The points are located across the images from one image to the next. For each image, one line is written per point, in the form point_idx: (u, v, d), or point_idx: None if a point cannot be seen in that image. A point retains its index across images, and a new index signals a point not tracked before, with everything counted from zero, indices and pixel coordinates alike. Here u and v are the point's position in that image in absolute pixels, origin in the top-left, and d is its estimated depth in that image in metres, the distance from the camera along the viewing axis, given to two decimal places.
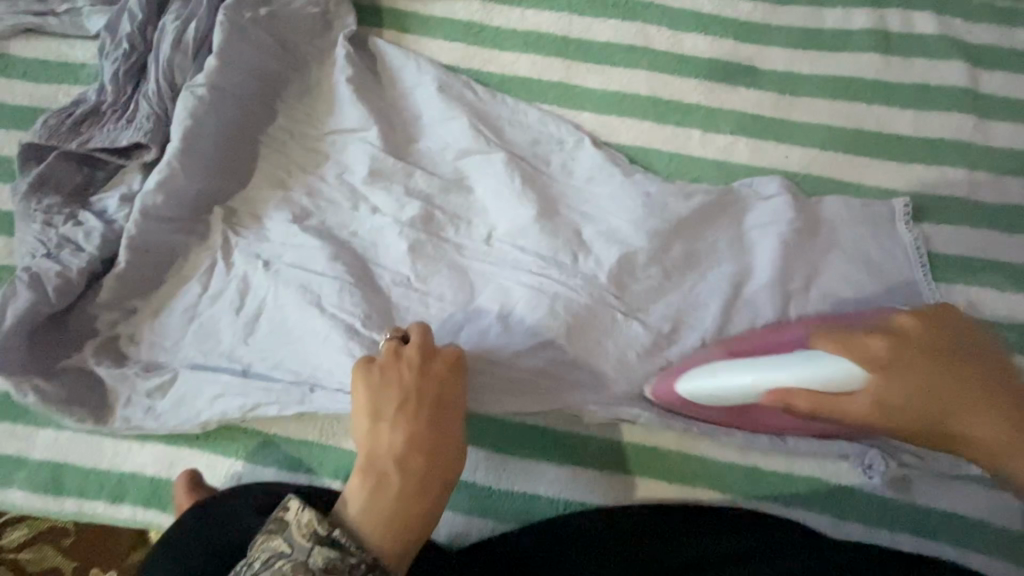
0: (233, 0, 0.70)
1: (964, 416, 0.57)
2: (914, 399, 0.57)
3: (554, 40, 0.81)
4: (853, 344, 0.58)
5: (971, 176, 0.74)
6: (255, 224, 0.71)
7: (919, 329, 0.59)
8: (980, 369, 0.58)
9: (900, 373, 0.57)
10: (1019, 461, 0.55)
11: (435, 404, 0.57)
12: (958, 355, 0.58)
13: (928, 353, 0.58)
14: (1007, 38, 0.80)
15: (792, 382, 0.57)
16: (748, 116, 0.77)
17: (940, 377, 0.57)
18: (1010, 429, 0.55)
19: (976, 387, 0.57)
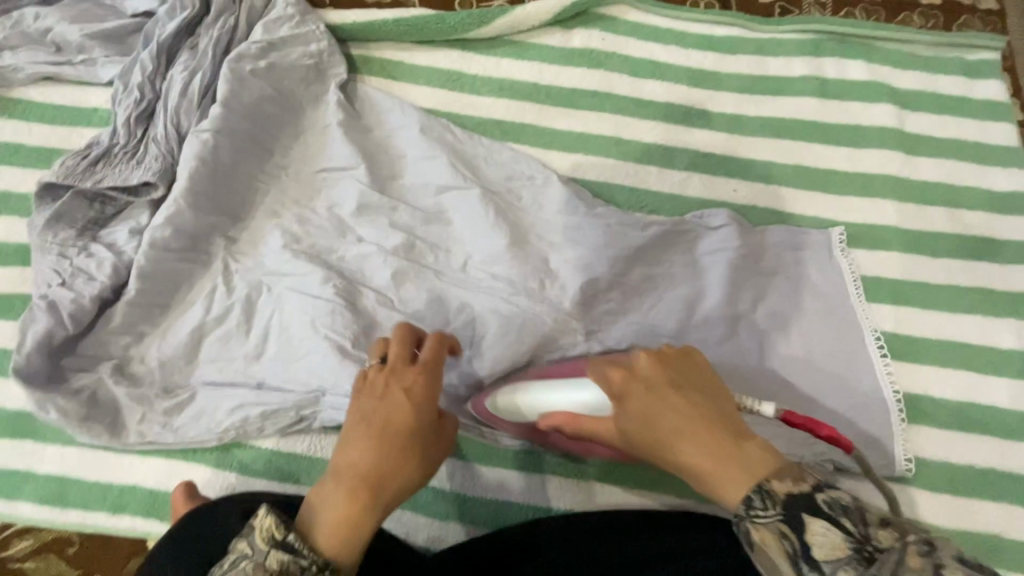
0: (235, 54, 0.78)
1: (678, 445, 0.51)
2: (638, 426, 0.54)
3: (525, 87, 0.90)
4: (607, 378, 0.57)
5: (900, 206, 0.83)
6: (252, 253, 0.77)
7: (656, 369, 0.56)
8: (691, 399, 0.53)
9: (632, 406, 0.54)
10: (720, 484, 0.49)
11: (395, 420, 0.54)
12: (692, 389, 0.54)
13: (654, 389, 0.54)
14: (930, 83, 0.90)
15: (569, 405, 0.62)
16: (701, 154, 0.86)
17: (654, 408, 0.53)
18: (713, 455, 0.50)
19: (680, 417, 0.52)
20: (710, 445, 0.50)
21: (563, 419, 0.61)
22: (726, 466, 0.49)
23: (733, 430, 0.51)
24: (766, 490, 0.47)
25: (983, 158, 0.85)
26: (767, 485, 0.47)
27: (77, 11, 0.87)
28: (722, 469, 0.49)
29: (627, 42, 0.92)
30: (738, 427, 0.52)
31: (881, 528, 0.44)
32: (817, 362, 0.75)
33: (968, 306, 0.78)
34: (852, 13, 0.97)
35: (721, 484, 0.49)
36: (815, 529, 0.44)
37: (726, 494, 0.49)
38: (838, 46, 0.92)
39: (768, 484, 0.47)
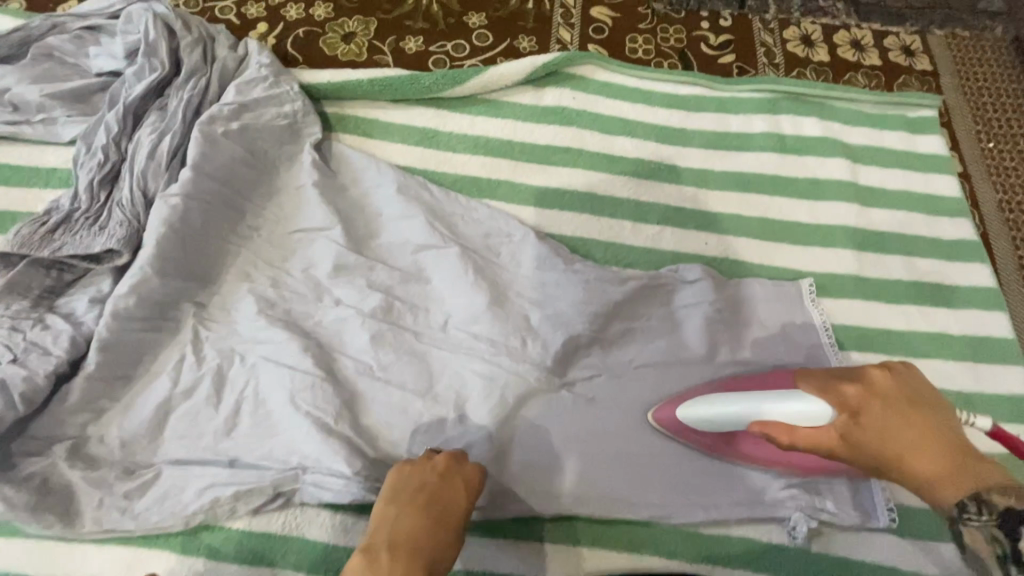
0: (206, 117, 0.77)
1: (916, 457, 0.56)
2: (884, 441, 0.57)
3: (500, 144, 0.91)
4: (839, 393, 0.60)
5: (860, 255, 0.87)
6: (224, 319, 0.75)
7: (887, 382, 0.59)
8: (937, 417, 0.57)
9: (867, 420, 0.58)
10: (950, 495, 0.54)
11: (440, 507, 0.60)
12: (909, 408, 0.58)
13: (895, 404, 0.58)
14: (877, 138, 0.96)
15: (780, 413, 0.62)
16: (672, 208, 0.89)
17: (891, 425, 0.57)
18: (950, 467, 0.55)
19: (916, 432, 0.56)
20: (945, 458, 0.55)
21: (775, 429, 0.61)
22: (960, 480, 0.54)
23: (960, 445, 0.56)
24: (982, 500, 0.52)
25: (930, 208, 0.91)
26: (985, 497, 0.52)
27: (37, 70, 0.85)
28: (951, 474, 0.54)
29: (596, 101, 0.96)
30: (964, 440, 0.56)
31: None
32: None
33: (929, 350, 0.82)
34: (803, 73, 1.04)
35: (949, 493, 0.54)
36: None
37: (948, 498, 0.54)
38: (793, 104, 0.97)
39: (986, 496, 0.52)
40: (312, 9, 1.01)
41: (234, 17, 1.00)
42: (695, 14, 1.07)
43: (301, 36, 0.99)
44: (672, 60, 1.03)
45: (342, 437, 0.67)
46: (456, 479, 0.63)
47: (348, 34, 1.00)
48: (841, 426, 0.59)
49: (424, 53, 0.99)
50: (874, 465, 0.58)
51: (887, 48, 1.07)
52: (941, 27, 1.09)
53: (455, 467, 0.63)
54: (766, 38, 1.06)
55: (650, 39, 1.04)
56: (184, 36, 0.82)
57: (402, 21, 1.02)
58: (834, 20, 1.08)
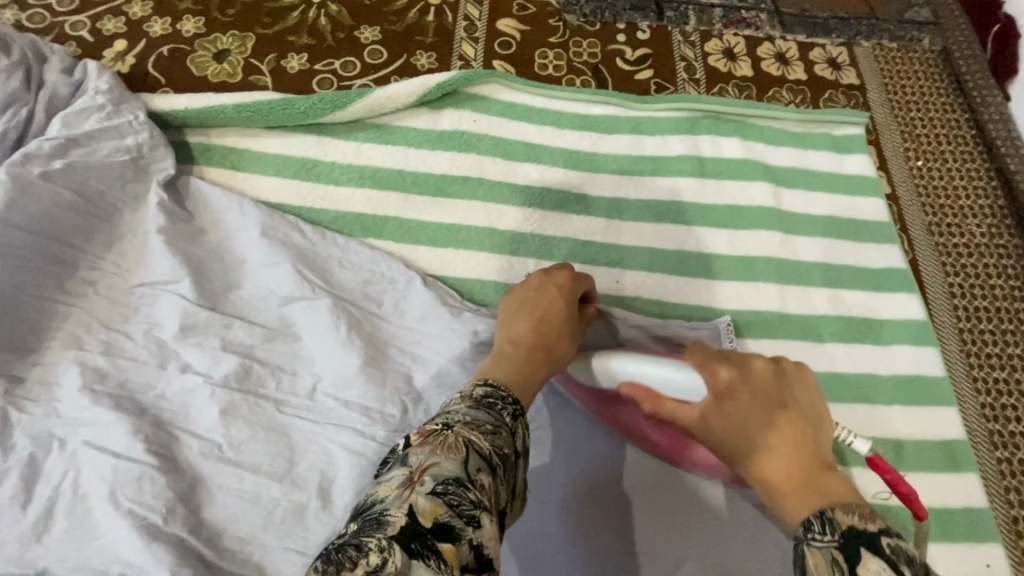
0: (19, 155, 0.66)
1: (765, 456, 0.49)
2: (736, 432, 0.51)
3: (389, 174, 0.82)
4: (712, 374, 0.55)
5: (782, 289, 0.80)
6: (43, 396, 0.63)
7: (766, 375, 0.53)
8: (801, 418, 0.50)
9: (728, 407, 0.52)
10: (791, 503, 0.46)
11: (547, 311, 0.62)
12: (782, 405, 0.51)
13: (763, 397, 0.51)
14: (802, 158, 0.90)
15: (649, 380, 0.60)
16: (580, 242, 0.81)
17: (752, 415, 0.50)
18: (796, 469, 0.48)
19: (772, 430, 0.49)
20: (797, 462, 0.48)
21: (642, 394, 0.58)
22: (805, 490, 0.46)
23: (816, 453, 0.48)
24: (825, 516, 0.43)
25: (857, 234, 0.85)
26: (827, 512, 0.43)
27: None
28: (796, 481, 0.47)
29: (499, 123, 0.87)
30: (825, 450, 0.49)
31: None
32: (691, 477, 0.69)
33: (854, 393, 0.76)
34: (725, 89, 0.97)
35: (790, 500, 0.46)
36: (873, 565, 0.39)
37: (786, 507, 0.46)
38: (713, 123, 0.90)
39: (829, 511, 0.43)
40: (180, 23, 0.90)
41: (87, 34, 0.88)
42: (610, 26, 0.99)
43: (165, 54, 0.88)
44: (585, 76, 0.95)
45: (174, 539, 0.57)
46: (555, 284, 0.65)
47: (220, 51, 0.89)
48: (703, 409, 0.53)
49: (308, 72, 0.89)
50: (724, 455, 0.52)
51: (813, 61, 1.01)
52: (868, 38, 1.04)
53: (551, 277, 0.66)
54: (686, 51, 0.99)
55: (562, 54, 0.96)
56: (0, 60, 0.70)
57: (284, 37, 0.91)
58: (758, 32, 1.02)
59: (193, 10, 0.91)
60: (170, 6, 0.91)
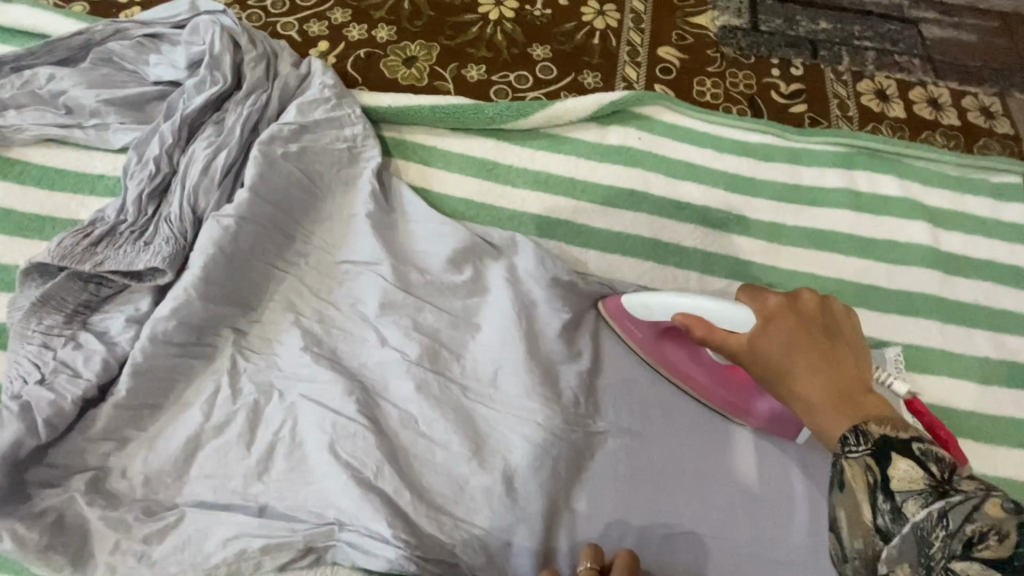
0: (266, 135, 0.75)
1: (803, 377, 0.50)
2: (777, 351, 0.53)
3: (561, 181, 0.87)
4: (761, 301, 0.57)
5: (943, 328, 0.81)
6: (265, 350, 0.70)
7: (813, 306, 0.54)
8: (850, 357, 0.51)
9: (773, 330, 0.54)
10: (826, 418, 0.48)
11: None
12: (825, 333, 0.52)
13: (799, 325, 0.53)
14: (960, 203, 0.90)
15: (707, 314, 0.61)
16: (740, 262, 0.84)
17: (796, 339, 0.52)
18: (836, 388, 0.49)
19: (810, 354, 0.51)
20: (832, 377, 0.49)
21: (694, 324, 0.60)
22: (844, 402, 0.47)
23: (859, 380, 0.49)
24: (861, 429, 0.43)
25: (1018, 283, 0.85)
26: (862, 424, 0.44)
27: (95, 76, 0.83)
28: (831, 403, 0.48)
29: (663, 142, 0.91)
30: (864, 377, 0.50)
31: (970, 478, 0.38)
32: None
33: (1018, 438, 0.75)
34: (877, 127, 0.99)
35: (829, 415, 0.48)
36: (900, 466, 0.40)
37: (825, 428, 0.48)
38: (871, 160, 0.92)
39: (864, 425, 0.44)
40: (375, 30, 0.99)
41: (295, 34, 0.98)
42: (765, 60, 1.04)
43: (361, 56, 0.97)
44: (741, 106, 0.99)
45: (382, 493, 0.62)
46: None
47: (408, 57, 0.98)
48: (753, 330, 0.55)
49: (486, 83, 0.97)
50: (778, 381, 0.53)
51: (965, 108, 1.02)
52: (1022, 90, 1.05)
53: None
54: (839, 89, 1.02)
55: (719, 82, 1.01)
56: (249, 51, 0.80)
57: (465, 49, 0.99)
58: (910, 76, 1.04)
59: (387, 19, 1.01)
60: (366, 14, 1.01)
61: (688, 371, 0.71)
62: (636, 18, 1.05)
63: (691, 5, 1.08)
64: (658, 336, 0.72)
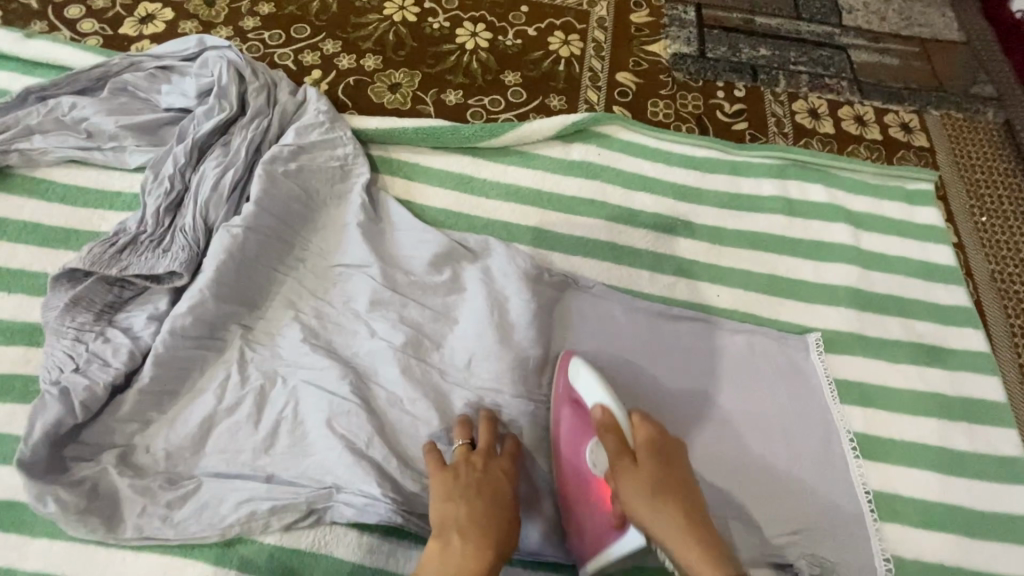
0: (268, 156, 0.85)
1: (653, 510, 0.62)
2: (629, 486, 0.64)
3: (530, 192, 0.99)
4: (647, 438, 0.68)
5: (862, 316, 0.93)
6: (269, 343, 0.79)
7: (660, 458, 0.66)
8: (688, 494, 0.65)
9: (636, 471, 0.65)
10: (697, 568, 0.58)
11: (489, 481, 0.68)
12: (673, 481, 0.65)
13: (658, 478, 0.65)
14: (878, 207, 1.03)
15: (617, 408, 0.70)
16: (687, 261, 0.96)
17: (670, 502, 0.63)
18: (687, 527, 0.61)
19: (662, 491, 0.63)
20: (673, 499, 0.63)
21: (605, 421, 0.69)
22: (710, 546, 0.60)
23: (704, 528, 0.62)
24: None
25: (928, 275, 0.98)
26: None
27: (113, 103, 0.93)
28: (691, 545, 0.60)
29: (620, 157, 1.03)
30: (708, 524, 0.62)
31: None
32: (779, 462, 0.81)
33: (926, 408, 0.87)
34: (810, 143, 1.12)
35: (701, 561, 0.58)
36: None
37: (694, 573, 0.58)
38: (801, 171, 1.05)
39: None
40: (363, 59, 1.11)
41: (291, 64, 1.09)
42: (712, 84, 1.17)
43: (351, 83, 1.08)
44: (689, 124, 1.12)
45: (372, 461, 0.72)
46: (495, 468, 0.69)
47: (394, 83, 1.09)
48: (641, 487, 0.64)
49: (463, 106, 1.08)
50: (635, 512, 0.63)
51: (887, 124, 1.16)
52: (937, 108, 1.19)
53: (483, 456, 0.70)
54: (776, 109, 1.15)
55: (670, 104, 1.13)
56: (252, 82, 0.91)
57: (444, 76, 1.11)
58: (839, 96, 1.18)
59: (373, 49, 1.12)
60: (355, 45, 1.12)
61: (567, 456, 0.75)
62: (597, 47, 1.18)
63: (646, 35, 1.21)
64: (570, 402, 0.77)
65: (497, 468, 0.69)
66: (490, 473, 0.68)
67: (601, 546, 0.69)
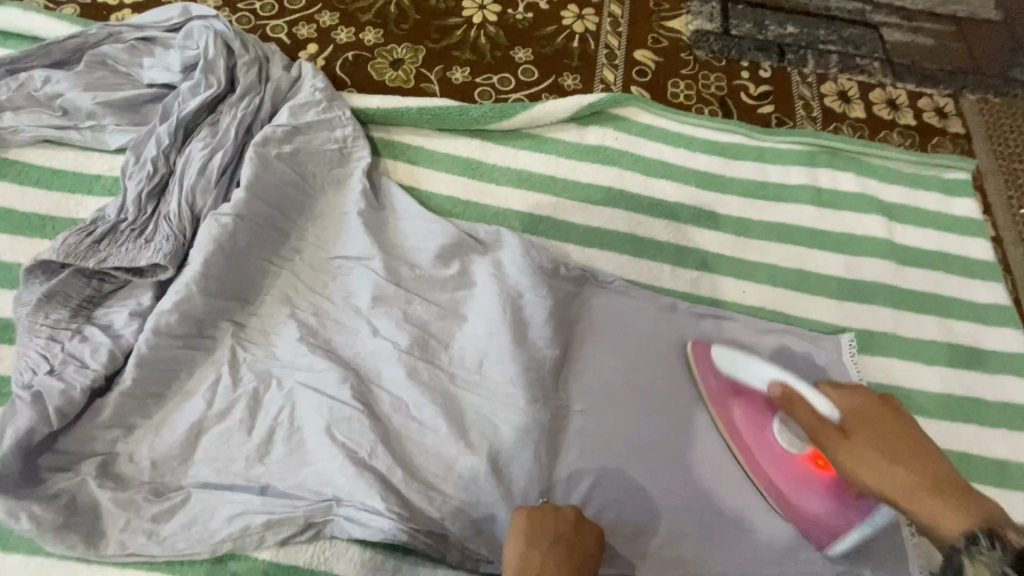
0: (261, 137, 0.78)
1: (878, 474, 0.59)
2: (865, 449, 0.60)
3: (542, 179, 0.92)
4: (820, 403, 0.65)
5: (895, 314, 0.87)
6: (263, 341, 0.73)
7: (878, 411, 0.63)
8: (915, 453, 0.58)
9: (853, 439, 0.61)
10: (931, 514, 0.54)
11: (578, 557, 0.60)
12: (901, 436, 0.60)
13: (870, 428, 0.61)
14: (913, 198, 0.97)
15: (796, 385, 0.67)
16: (711, 254, 0.90)
17: (878, 458, 0.59)
18: (919, 486, 0.56)
19: (910, 457, 0.58)
20: (893, 454, 0.59)
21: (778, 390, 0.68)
22: (937, 493, 0.55)
23: (934, 488, 0.55)
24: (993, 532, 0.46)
25: (965, 271, 0.92)
26: (996, 530, 0.46)
27: (89, 78, 0.86)
28: (929, 497, 0.55)
29: (639, 142, 0.96)
30: (944, 481, 0.56)
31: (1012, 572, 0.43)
32: None
33: (963, 413, 0.82)
34: (839, 128, 1.05)
35: (931, 505, 0.54)
36: None
37: (945, 528, 0.52)
38: (832, 158, 0.98)
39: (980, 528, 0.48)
40: (362, 33, 1.03)
41: (284, 37, 1.01)
42: (736, 63, 1.09)
43: (350, 59, 1.00)
44: (712, 107, 1.05)
45: (376, 471, 0.67)
46: (583, 541, 0.62)
47: (395, 59, 1.01)
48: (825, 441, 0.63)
49: (470, 84, 1.01)
50: (851, 472, 0.61)
51: (921, 109, 1.09)
52: (974, 91, 1.12)
53: (576, 525, 0.63)
54: (804, 91, 1.08)
55: (692, 84, 1.06)
56: (242, 55, 0.83)
57: (450, 51, 1.03)
58: (870, 78, 1.11)
59: (373, 22, 1.04)
60: (354, 17, 1.04)
61: (751, 445, 0.74)
62: (614, 22, 1.10)
63: (666, 9, 1.13)
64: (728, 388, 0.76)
65: (587, 543, 0.62)
66: (578, 547, 0.61)
67: (837, 531, 0.69)
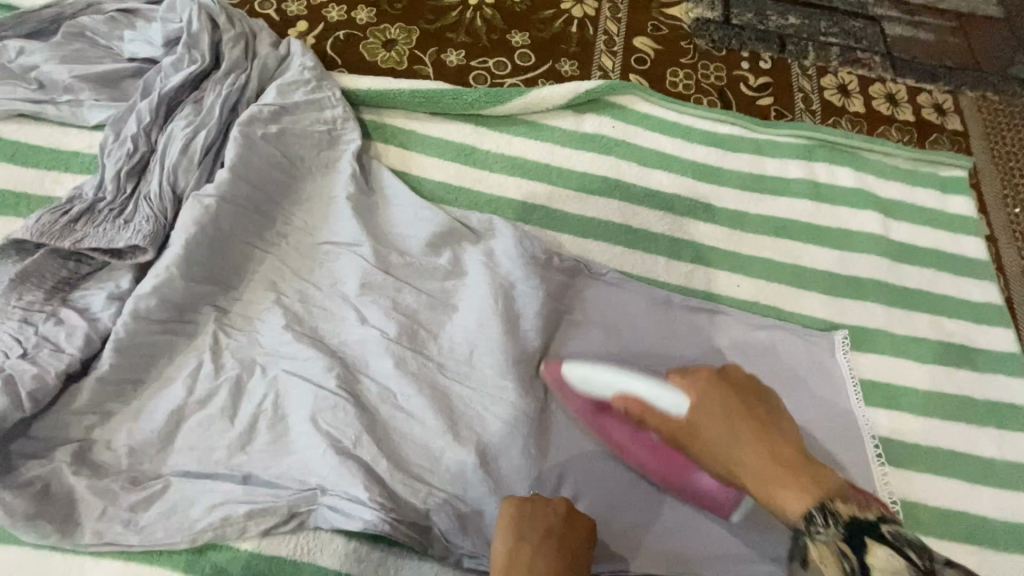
0: (246, 116, 0.76)
1: (742, 455, 0.62)
2: (720, 427, 0.63)
3: (537, 167, 0.90)
4: (694, 378, 0.67)
5: (889, 311, 0.87)
6: (246, 328, 0.71)
7: (741, 387, 0.66)
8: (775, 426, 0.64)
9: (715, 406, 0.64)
10: (783, 494, 0.59)
11: (569, 549, 0.60)
12: (760, 411, 0.65)
13: (738, 404, 0.65)
14: (910, 194, 0.96)
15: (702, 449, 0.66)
16: (706, 248, 0.88)
17: (748, 431, 0.63)
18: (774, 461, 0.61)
19: (754, 430, 0.63)
20: (762, 434, 0.63)
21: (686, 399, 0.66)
22: (792, 475, 0.60)
23: (793, 460, 0.61)
24: (828, 510, 0.56)
25: (959, 269, 0.92)
26: (830, 506, 0.56)
27: (67, 50, 0.82)
28: (779, 474, 0.60)
29: (636, 131, 0.95)
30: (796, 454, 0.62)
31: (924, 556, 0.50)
32: None
33: (952, 411, 0.82)
34: (838, 122, 1.04)
35: (787, 491, 0.59)
36: (878, 552, 0.51)
37: (785, 501, 0.59)
38: (830, 152, 0.97)
39: (831, 505, 0.56)
40: (354, 12, 1.00)
41: (274, 14, 0.98)
42: (736, 53, 1.07)
43: (341, 38, 0.97)
44: (711, 97, 1.03)
45: (361, 461, 0.65)
46: (575, 533, 0.61)
47: (388, 40, 0.98)
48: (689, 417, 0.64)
49: (465, 68, 0.98)
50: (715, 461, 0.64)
51: (920, 105, 1.08)
52: (973, 89, 1.11)
53: (566, 517, 0.62)
54: (804, 83, 1.07)
55: (691, 74, 1.04)
56: (227, 31, 0.80)
57: (445, 33, 1.00)
58: (870, 72, 1.10)
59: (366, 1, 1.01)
60: None
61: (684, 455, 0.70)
62: (613, 8, 1.08)
63: None
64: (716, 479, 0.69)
65: (577, 535, 0.61)
66: (569, 540, 0.60)
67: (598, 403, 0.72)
